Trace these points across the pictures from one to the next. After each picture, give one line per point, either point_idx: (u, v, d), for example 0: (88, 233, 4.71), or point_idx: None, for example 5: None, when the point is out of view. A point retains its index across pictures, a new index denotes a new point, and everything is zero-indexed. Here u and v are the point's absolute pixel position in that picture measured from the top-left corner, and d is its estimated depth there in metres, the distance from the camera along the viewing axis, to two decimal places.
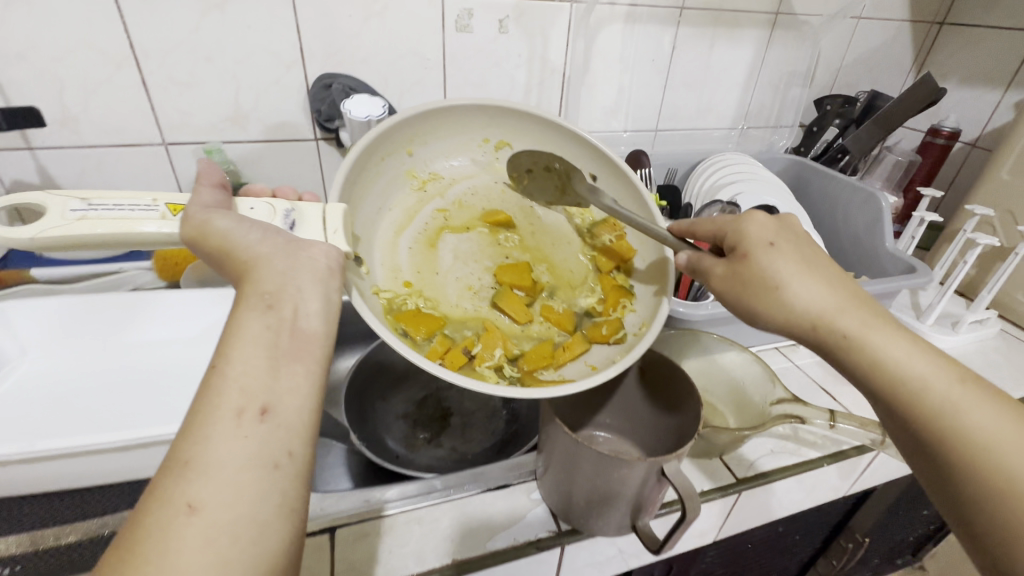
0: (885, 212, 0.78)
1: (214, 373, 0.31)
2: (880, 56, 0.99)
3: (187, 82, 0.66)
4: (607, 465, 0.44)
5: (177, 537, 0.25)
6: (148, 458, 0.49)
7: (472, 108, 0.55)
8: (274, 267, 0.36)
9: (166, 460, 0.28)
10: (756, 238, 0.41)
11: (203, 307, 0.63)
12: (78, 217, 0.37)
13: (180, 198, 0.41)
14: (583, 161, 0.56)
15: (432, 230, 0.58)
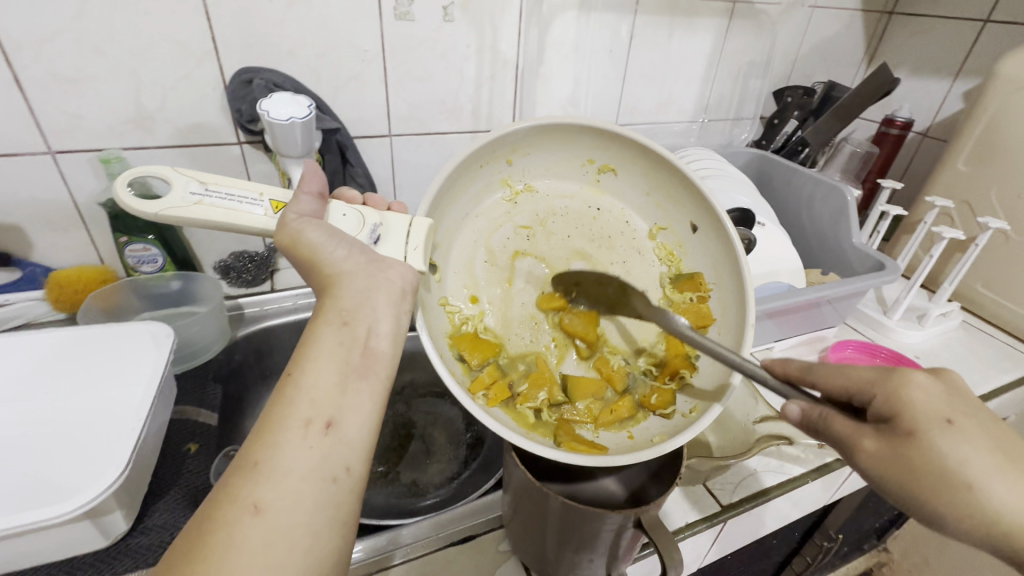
0: (850, 204, 0.76)
1: (289, 381, 0.32)
2: (835, 45, 0.97)
3: (73, 79, 0.55)
4: (580, 517, 0.38)
5: (243, 536, 0.27)
6: (50, 543, 0.40)
7: (589, 127, 0.47)
8: (355, 285, 0.36)
9: (238, 459, 0.29)
10: (925, 415, 0.30)
11: (132, 343, 0.54)
12: (195, 201, 0.37)
13: (284, 195, 0.40)
14: (686, 208, 0.49)
15: (509, 250, 0.50)
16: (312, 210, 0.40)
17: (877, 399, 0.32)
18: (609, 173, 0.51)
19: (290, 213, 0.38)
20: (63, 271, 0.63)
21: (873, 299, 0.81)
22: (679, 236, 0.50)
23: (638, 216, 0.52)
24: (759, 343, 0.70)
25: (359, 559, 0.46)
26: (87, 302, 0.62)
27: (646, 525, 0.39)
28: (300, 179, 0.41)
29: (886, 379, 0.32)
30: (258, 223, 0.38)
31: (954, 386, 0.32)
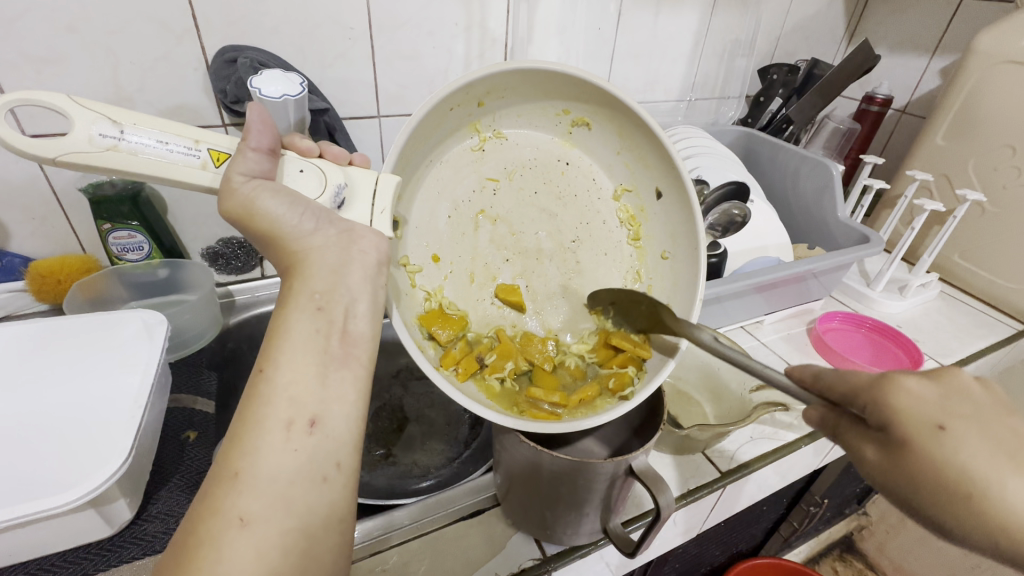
0: (835, 178, 0.78)
1: (263, 379, 0.31)
2: (816, 24, 0.99)
3: (47, 59, 0.53)
4: (575, 471, 0.39)
5: (230, 549, 0.26)
6: (51, 534, 0.39)
7: (567, 78, 0.45)
8: (325, 261, 0.35)
9: (216, 471, 0.28)
10: (916, 423, 0.27)
11: (124, 331, 0.53)
12: (109, 146, 0.33)
13: (226, 145, 0.37)
14: (654, 172, 0.49)
15: (474, 206, 0.49)
16: (261, 170, 0.36)
17: (869, 408, 0.29)
18: (582, 125, 0.50)
19: (236, 174, 0.35)
20: (45, 261, 0.61)
21: (857, 272, 0.83)
22: (642, 201, 0.51)
23: (605, 174, 0.52)
24: (749, 316, 0.71)
25: (363, 539, 0.46)
26: (70, 292, 0.60)
27: (637, 471, 0.40)
28: (246, 129, 0.36)
29: (879, 385, 0.29)
30: (194, 176, 0.35)
31: (953, 385, 0.28)
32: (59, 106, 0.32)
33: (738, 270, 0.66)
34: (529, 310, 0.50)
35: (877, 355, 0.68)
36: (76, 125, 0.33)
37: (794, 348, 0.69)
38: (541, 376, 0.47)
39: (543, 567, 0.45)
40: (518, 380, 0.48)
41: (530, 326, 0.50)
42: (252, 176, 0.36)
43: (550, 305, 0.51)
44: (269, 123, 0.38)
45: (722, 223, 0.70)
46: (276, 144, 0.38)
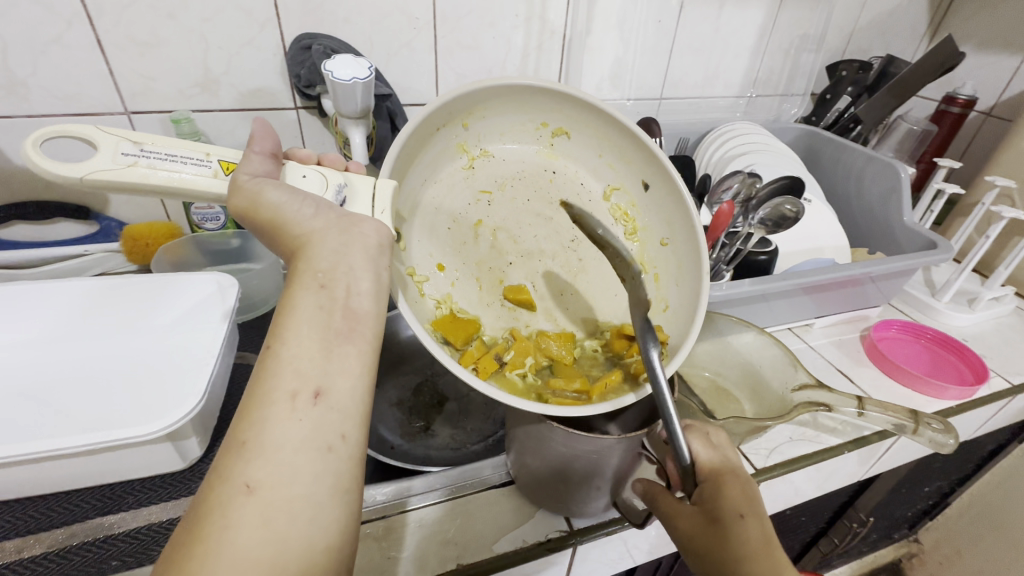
0: (904, 181, 0.74)
1: (269, 356, 0.29)
2: (894, 20, 0.94)
3: (150, 43, 0.59)
4: (585, 447, 0.40)
5: (235, 516, 0.24)
6: (133, 458, 0.44)
7: (538, 90, 0.46)
8: (327, 243, 0.33)
9: (225, 439, 0.26)
10: (726, 507, 0.34)
11: (203, 292, 0.58)
12: (129, 163, 0.34)
13: (236, 157, 0.37)
14: (638, 167, 0.49)
15: (472, 217, 0.50)
16: (266, 171, 0.37)
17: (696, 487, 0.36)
18: (562, 135, 0.50)
19: (242, 175, 0.35)
20: (136, 225, 0.68)
21: (921, 280, 0.79)
22: (631, 196, 0.51)
23: (592, 177, 0.52)
24: (799, 318, 0.69)
25: (380, 502, 0.48)
26: (159, 255, 0.67)
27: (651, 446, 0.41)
28: (251, 138, 0.38)
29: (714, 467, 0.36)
30: (209, 187, 0.35)
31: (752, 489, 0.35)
32: (87, 134, 0.34)
33: (789, 269, 0.64)
34: (539, 307, 0.51)
35: (937, 369, 0.64)
36: (101, 149, 0.34)
37: (846, 355, 0.67)
38: (561, 367, 0.47)
39: (570, 540, 0.46)
40: (540, 374, 0.47)
41: (542, 325, 0.51)
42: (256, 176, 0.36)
43: (558, 303, 0.51)
44: (272, 134, 0.40)
45: (772, 219, 0.62)
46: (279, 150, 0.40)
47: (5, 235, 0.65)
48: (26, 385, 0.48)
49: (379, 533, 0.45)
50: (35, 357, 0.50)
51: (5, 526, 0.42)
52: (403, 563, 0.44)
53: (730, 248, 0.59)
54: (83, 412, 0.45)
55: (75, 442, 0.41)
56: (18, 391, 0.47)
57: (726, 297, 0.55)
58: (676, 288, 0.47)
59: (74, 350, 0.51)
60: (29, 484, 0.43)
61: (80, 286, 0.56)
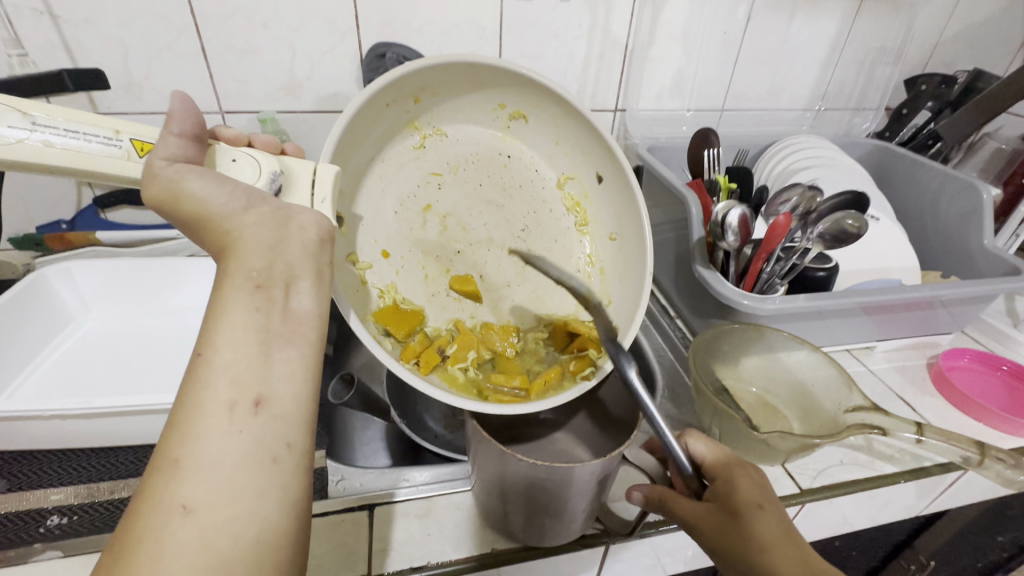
0: (987, 204, 0.69)
1: (200, 363, 0.28)
2: (985, 31, 0.88)
3: (245, 50, 0.66)
4: (552, 473, 0.38)
5: (172, 536, 0.23)
6: None
7: (499, 72, 0.48)
8: (257, 238, 0.33)
9: (158, 455, 0.25)
10: (743, 498, 0.34)
11: None
12: (18, 138, 0.32)
13: (149, 136, 0.36)
14: (592, 159, 0.53)
15: (421, 201, 0.51)
16: (184, 155, 0.35)
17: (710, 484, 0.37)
18: (520, 119, 0.53)
19: (158, 159, 0.34)
20: None
21: (1002, 309, 0.73)
22: (585, 186, 0.55)
23: (546, 164, 0.55)
24: (859, 340, 0.66)
25: (375, 488, 0.50)
26: None
27: (630, 457, 0.41)
28: (167, 117, 0.35)
29: (723, 466, 0.37)
30: (115, 168, 0.34)
31: (767, 482, 0.36)
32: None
33: (849, 288, 0.61)
34: (484, 297, 0.52)
35: (1014, 405, 0.60)
36: None
37: (909, 382, 0.63)
38: (503, 361, 0.50)
39: (603, 539, 0.45)
40: (481, 367, 0.50)
41: (486, 316, 0.52)
42: (176, 161, 0.35)
43: (503, 294, 0.53)
44: (194, 112, 0.36)
45: (831, 234, 0.57)
46: (202, 132, 0.37)
47: (113, 218, 0.74)
48: (104, 361, 0.54)
49: (419, 512, 0.48)
50: (111, 339, 0.57)
51: (100, 470, 0.48)
52: (440, 542, 0.46)
53: (785, 261, 0.57)
54: (175, 381, 0.52)
55: (165, 399, 0.46)
56: (119, 361, 0.54)
57: (781, 310, 0.54)
58: (620, 283, 0.52)
59: (162, 334, 0.58)
60: (123, 434, 0.48)
61: (122, 268, 0.61)
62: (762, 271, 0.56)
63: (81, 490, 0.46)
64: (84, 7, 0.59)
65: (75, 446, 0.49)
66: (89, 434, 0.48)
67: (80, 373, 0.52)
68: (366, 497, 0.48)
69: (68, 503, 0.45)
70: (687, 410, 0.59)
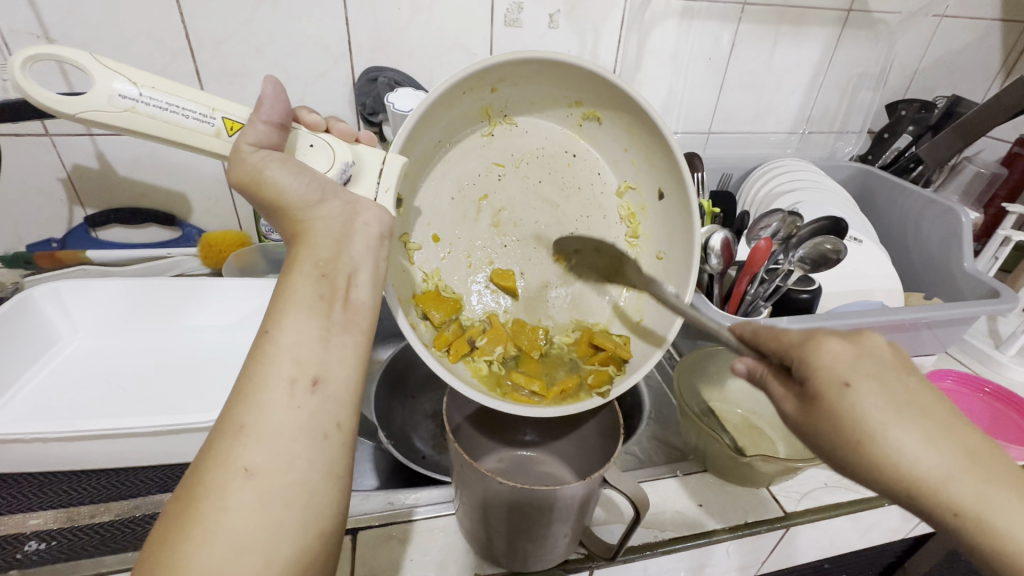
0: (966, 227, 0.71)
1: (270, 340, 0.32)
2: (963, 59, 0.91)
3: (240, 73, 0.67)
4: (537, 498, 0.38)
5: (235, 495, 0.28)
6: (193, 443, 0.49)
7: (581, 71, 0.46)
8: (326, 230, 0.37)
9: (223, 424, 0.30)
10: (829, 374, 0.30)
11: (235, 298, 0.65)
12: (127, 107, 0.36)
13: (241, 115, 0.39)
14: (659, 174, 0.50)
15: (478, 189, 0.52)
16: (269, 142, 0.39)
17: (794, 366, 0.31)
18: (592, 120, 0.52)
19: (246, 144, 0.38)
20: (213, 233, 0.75)
21: (985, 330, 0.74)
22: (644, 199, 0.53)
23: (611, 170, 0.54)
24: None
25: (369, 512, 0.49)
26: (230, 261, 0.74)
27: (610, 480, 0.40)
28: (259, 101, 0.38)
29: (805, 344, 0.31)
30: (207, 143, 0.38)
31: (866, 347, 0.31)
32: (84, 64, 0.34)
33: (833, 310, 0.62)
34: (521, 296, 0.53)
35: (996, 427, 0.60)
36: (98, 84, 0.35)
37: None
38: (527, 360, 0.51)
39: (587, 562, 0.45)
40: (506, 363, 0.51)
41: (520, 312, 0.53)
42: (261, 147, 0.38)
43: (544, 294, 0.53)
44: (283, 99, 0.39)
45: (812, 258, 0.60)
46: (286, 119, 0.40)
47: (104, 237, 0.74)
48: (91, 382, 0.54)
49: (403, 536, 0.48)
50: (98, 360, 0.57)
51: (81, 493, 0.47)
52: (424, 567, 0.46)
53: (769, 282, 0.58)
54: (157, 401, 0.52)
55: (145, 422, 0.46)
56: (104, 382, 0.54)
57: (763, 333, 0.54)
58: (656, 305, 0.51)
59: (153, 353, 0.59)
60: (105, 458, 0.48)
61: (116, 286, 0.62)
62: (745, 295, 0.57)
63: (61, 515, 0.45)
64: (81, 32, 0.60)
65: (58, 469, 0.49)
66: (70, 458, 0.47)
67: (64, 394, 0.52)
68: (358, 522, 0.48)
69: (47, 528, 0.44)
70: (673, 431, 0.60)
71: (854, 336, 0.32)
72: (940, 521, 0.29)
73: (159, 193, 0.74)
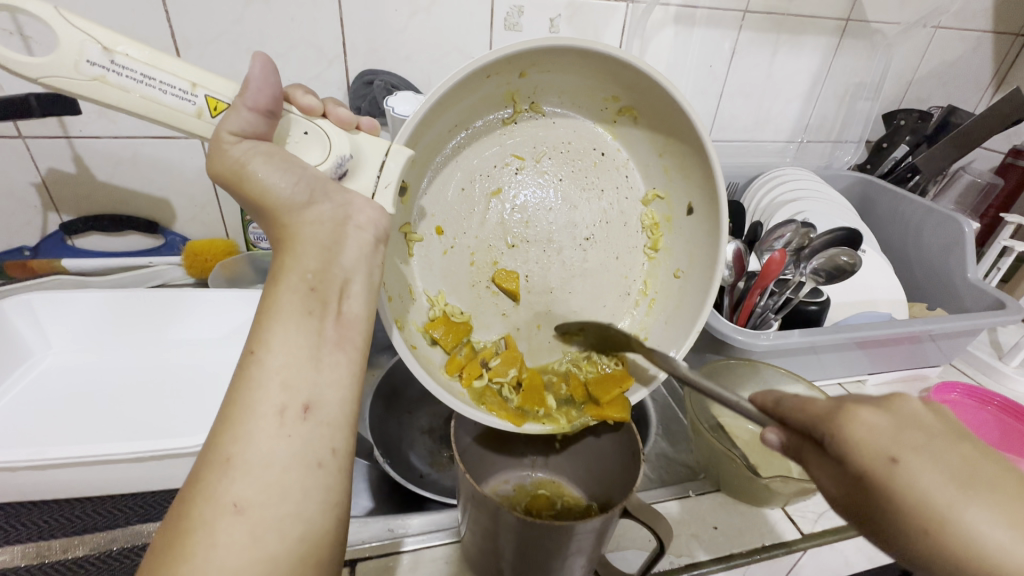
0: (968, 237, 0.71)
1: (254, 360, 0.30)
2: (956, 69, 0.92)
3: (228, 75, 0.64)
4: (554, 531, 0.36)
5: (222, 534, 0.25)
6: (176, 469, 0.46)
7: (623, 67, 0.44)
8: (316, 238, 0.34)
9: (209, 454, 0.27)
10: (869, 450, 0.25)
11: (224, 310, 0.62)
12: (96, 75, 0.32)
13: (226, 94, 0.35)
14: (691, 187, 0.49)
15: (490, 183, 0.49)
16: (256, 131, 0.35)
17: (827, 440, 0.26)
18: (628, 117, 0.50)
19: (226, 133, 0.33)
20: (197, 242, 0.71)
21: (986, 340, 0.74)
22: (671, 210, 0.51)
23: (641, 173, 0.52)
24: (850, 374, 0.65)
25: (365, 541, 0.46)
26: (215, 271, 0.69)
27: (630, 509, 0.38)
28: (245, 84, 0.34)
29: (835, 415, 0.26)
30: (186, 122, 0.34)
31: (904, 414, 0.26)
32: (47, 21, 0.31)
33: (841, 322, 0.61)
34: (522, 299, 0.50)
35: (1006, 441, 0.59)
36: (64, 46, 0.32)
37: None
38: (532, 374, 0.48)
39: None
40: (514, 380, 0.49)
41: (521, 315, 0.50)
42: (244, 135, 0.34)
43: (547, 300, 0.50)
44: (273, 82, 0.35)
45: (826, 270, 0.60)
46: (276, 106, 0.35)
47: (81, 245, 0.71)
48: (66, 403, 0.50)
49: (404, 566, 0.45)
50: (74, 378, 0.54)
51: (53, 525, 0.44)
52: None
53: (778, 295, 0.57)
54: (137, 423, 0.48)
55: (125, 449, 0.42)
56: (79, 403, 0.50)
57: (775, 347, 0.53)
58: (664, 325, 0.51)
59: (135, 369, 0.55)
60: (80, 486, 0.45)
61: (95, 300, 0.58)
62: (756, 308, 0.56)
63: (30, 550, 0.41)
64: None
65: (29, 499, 0.45)
66: (43, 488, 0.44)
67: (36, 418, 0.48)
68: (353, 554, 0.45)
69: (14, 566, 0.40)
70: (682, 449, 0.58)
71: (887, 400, 0.27)
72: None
73: (141, 199, 0.70)
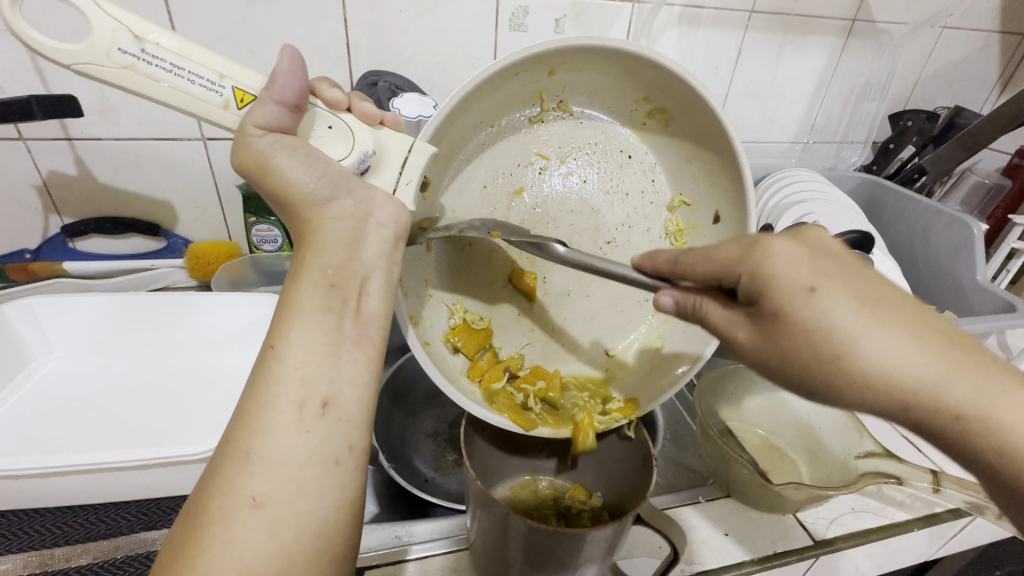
0: (977, 240, 0.71)
1: (273, 356, 0.29)
2: (963, 69, 0.91)
3: None
4: (564, 541, 0.35)
5: (238, 531, 0.25)
6: (184, 472, 0.45)
7: (654, 67, 0.44)
8: (339, 235, 0.34)
9: (225, 449, 0.27)
10: (787, 281, 0.29)
11: (231, 313, 0.61)
12: (126, 64, 0.32)
13: (255, 85, 0.34)
14: (719, 196, 0.48)
15: (513, 183, 0.49)
16: (281, 125, 0.34)
17: (744, 278, 0.30)
18: (658, 119, 0.49)
19: (252, 126, 0.33)
20: (201, 244, 0.71)
21: (995, 343, 0.74)
22: (696, 217, 0.50)
23: (668, 177, 0.51)
24: None
25: (372, 549, 0.45)
26: (219, 275, 0.69)
27: (644, 516, 0.38)
28: (273, 77, 0.33)
29: (751, 253, 0.30)
30: (213, 113, 0.34)
31: (812, 244, 0.31)
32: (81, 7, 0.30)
33: None
34: (539, 299, 0.50)
35: None
36: (96, 31, 0.31)
37: None
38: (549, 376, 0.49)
39: None
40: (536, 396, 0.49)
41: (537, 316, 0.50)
42: (269, 129, 0.34)
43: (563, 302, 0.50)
44: (299, 75, 0.34)
45: None
46: (303, 100, 0.34)
47: (83, 247, 0.70)
48: (69, 408, 0.50)
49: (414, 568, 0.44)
50: (76, 382, 0.53)
51: (56, 533, 0.43)
52: None
53: None
54: (140, 429, 0.48)
55: (133, 454, 0.42)
56: (82, 408, 0.50)
57: None
58: (683, 333, 0.49)
59: (137, 374, 0.55)
60: (82, 491, 0.44)
61: (95, 304, 0.58)
62: None
63: (33, 559, 0.41)
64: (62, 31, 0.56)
65: (33, 505, 0.44)
66: (50, 492, 0.43)
67: (40, 423, 0.48)
68: (363, 561, 0.44)
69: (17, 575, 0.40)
70: (690, 452, 0.58)
71: (797, 234, 0.31)
72: (945, 434, 0.28)
73: (145, 201, 0.69)
